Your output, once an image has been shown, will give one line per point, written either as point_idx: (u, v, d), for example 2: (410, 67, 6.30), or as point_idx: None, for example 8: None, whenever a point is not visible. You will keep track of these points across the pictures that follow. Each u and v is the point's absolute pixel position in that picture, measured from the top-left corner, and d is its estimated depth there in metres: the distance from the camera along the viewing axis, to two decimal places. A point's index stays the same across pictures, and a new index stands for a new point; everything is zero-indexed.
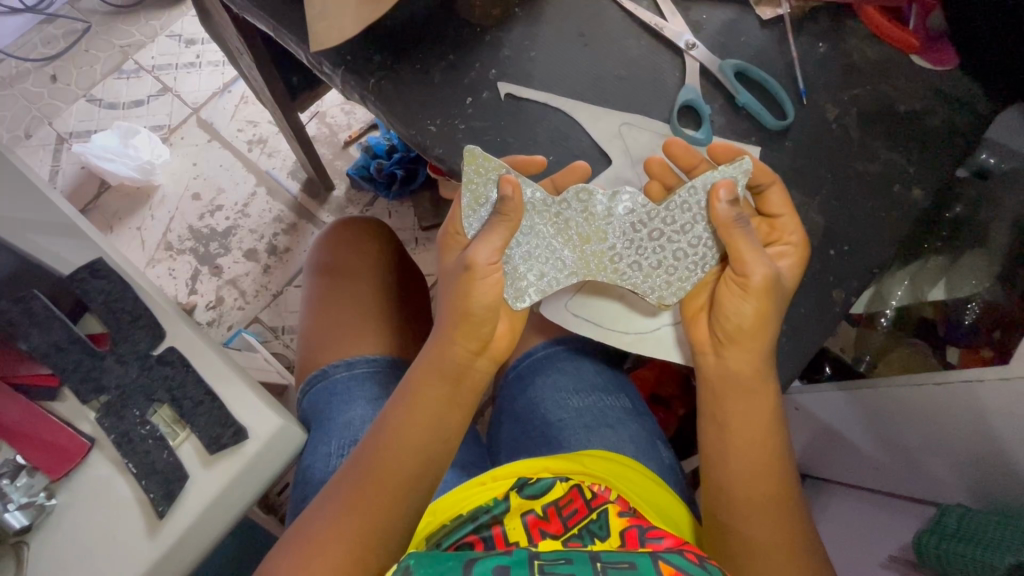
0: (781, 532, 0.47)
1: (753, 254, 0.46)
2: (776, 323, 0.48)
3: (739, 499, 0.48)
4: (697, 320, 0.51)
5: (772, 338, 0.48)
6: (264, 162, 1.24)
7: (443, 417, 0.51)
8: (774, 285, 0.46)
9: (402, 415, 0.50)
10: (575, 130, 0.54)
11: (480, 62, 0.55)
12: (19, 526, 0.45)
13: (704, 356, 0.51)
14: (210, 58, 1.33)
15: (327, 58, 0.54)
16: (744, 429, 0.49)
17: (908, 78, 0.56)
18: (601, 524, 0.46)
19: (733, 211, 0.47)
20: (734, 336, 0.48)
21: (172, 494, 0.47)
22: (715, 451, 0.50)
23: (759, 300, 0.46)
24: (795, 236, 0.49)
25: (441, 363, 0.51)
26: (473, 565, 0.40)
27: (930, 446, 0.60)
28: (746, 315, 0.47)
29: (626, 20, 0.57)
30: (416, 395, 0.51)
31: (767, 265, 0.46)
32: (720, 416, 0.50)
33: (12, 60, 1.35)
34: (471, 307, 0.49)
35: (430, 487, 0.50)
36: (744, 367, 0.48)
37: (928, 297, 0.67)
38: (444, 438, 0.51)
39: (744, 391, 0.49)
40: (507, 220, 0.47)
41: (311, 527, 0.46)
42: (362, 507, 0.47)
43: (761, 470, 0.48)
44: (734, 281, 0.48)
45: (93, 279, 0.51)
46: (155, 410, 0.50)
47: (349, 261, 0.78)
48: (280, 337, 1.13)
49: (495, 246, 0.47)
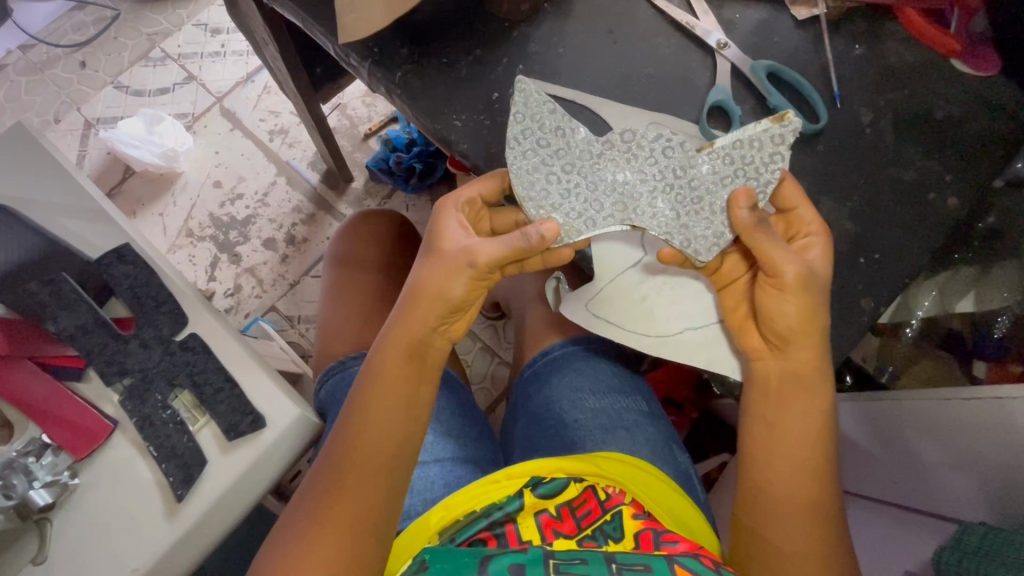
0: (822, 539, 0.47)
1: (777, 251, 0.47)
2: (824, 314, 0.47)
3: (782, 504, 0.48)
4: (748, 333, 0.51)
5: (825, 333, 0.48)
6: (285, 152, 1.24)
7: (410, 400, 0.50)
8: (806, 281, 0.46)
9: (370, 396, 0.49)
10: (601, 127, 0.53)
11: (507, 57, 0.54)
12: (42, 503, 0.46)
13: (760, 360, 0.50)
14: (235, 47, 1.34)
15: (354, 50, 0.54)
16: (793, 434, 0.48)
17: (947, 82, 0.54)
18: (615, 526, 0.49)
19: (754, 216, 0.47)
20: (784, 337, 0.48)
21: (191, 478, 0.47)
22: (760, 454, 0.50)
23: (799, 296, 0.46)
24: (817, 226, 0.48)
25: (410, 346, 0.49)
26: (490, 561, 0.44)
27: (950, 462, 0.58)
28: (790, 314, 0.47)
29: (656, 17, 0.56)
30: (385, 376, 0.49)
31: (796, 264, 0.46)
32: (770, 417, 0.49)
33: (44, 45, 1.37)
34: (448, 295, 0.48)
35: (404, 468, 0.49)
36: (798, 368, 0.48)
37: (957, 309, 0.65)
38: (414, 421, 0.50)
39: (797, 394, 0.48)
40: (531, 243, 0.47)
41: (314, 517, 0.46)
42: (351, 488, 0.47)
43: (806, 476, 0.48)
44: (769, 283, 0.48)
45: (120, 264, 0.52)
46: (176, 395, 0.50)
47: (366, 253, 0.78)
48: (296, 325, 1.14)
49: (502, 257, 0.47)
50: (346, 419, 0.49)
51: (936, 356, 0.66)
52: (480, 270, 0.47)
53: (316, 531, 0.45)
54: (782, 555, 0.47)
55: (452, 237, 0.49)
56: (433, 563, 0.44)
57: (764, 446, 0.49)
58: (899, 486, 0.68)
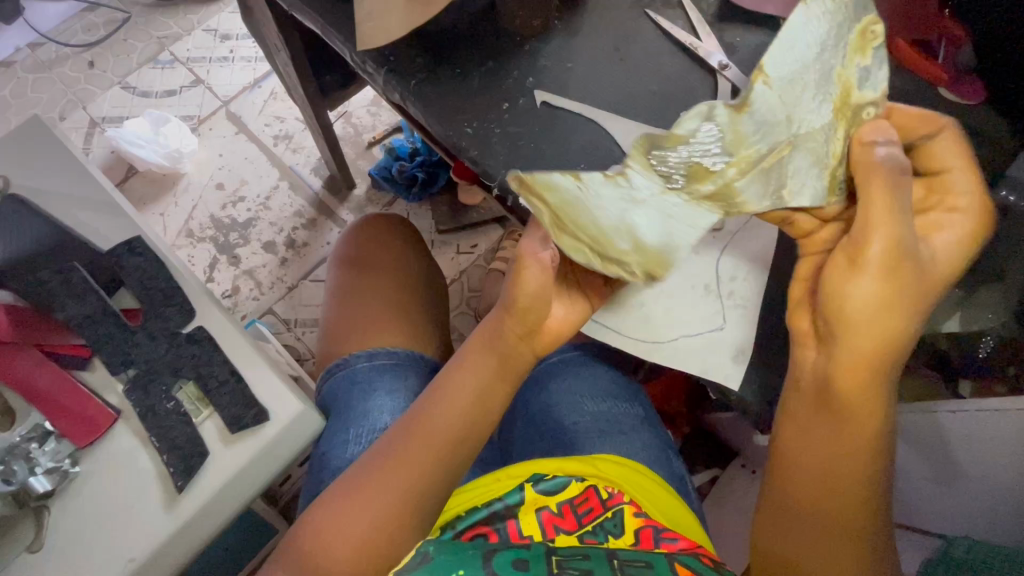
0: (834, 528, 0.46)
1: (881, 220, 0.40)
2: (901, 310, 0.41)
3: (796, 482, 0.47)
4: (798, 314, 0.47)
5: (900, 336, 0.41)
6: (290, 156, 1.26)
7: (489, 393, 0.51)
8: (883, 267, 0.41)
9: (451, 376, 0.51)
10: (607, 140, 0.55)
11: (518, 71, 0.56)
12: (42, 490, 0.47)
13: (803, 352, 0.46)
14: (244, 53, 1.36)
15: (371, 57, 0.57)
16: (826, 443, 0.45)
17: (935, 108, 0.57)
18: (616, 523, 0.50)
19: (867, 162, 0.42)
20: (848, 322, 0.42)
21: (192, 470, 0.48)
22: (793, 458, 0.47)
23: (878, 281, 0.41)
24: (972, 211, 0.43)
25: (493, 343, 0.50)
26: (495, 554, 0.47)
27: (936, 475, 0.60)
28: (865, 296, 0.41)
29: (661, 38, 0.59)
30: (473, 363, 0.51)
31: (876, 258, 0.40)
32: (801, 427, 0.46)
33: (53, 45, 1.39)
34: (525, 305, 0.48)
35: (464, 455, 0.50)
36: (837, 449, 0.45)
37: (945, 328, 0.61)
38: (486, 410, 0.51)
39: (849, 381, 0.43)
40: (955, 208, 0.44)
41: (339, 501, 0.47)
42: (398, 470, 0.48)
43: (848, 466, 0.45)
44: (847, 253, 0.42)
45: (131, 256, 0.53)
46: (180, 386, 0.51)
47: (373, 254, 0.79)
48: (293, 328, 1.14)
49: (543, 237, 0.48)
50: (425, 398, 0.51)
51: (919, 374, 0.66)
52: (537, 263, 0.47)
53: (349, 512, 0.46)
54: (787, 510, 0.48)
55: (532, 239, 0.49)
56: (437, 554, 0.47)
57: (803, 425, 0.46)
58: (885, 500, 0.70)
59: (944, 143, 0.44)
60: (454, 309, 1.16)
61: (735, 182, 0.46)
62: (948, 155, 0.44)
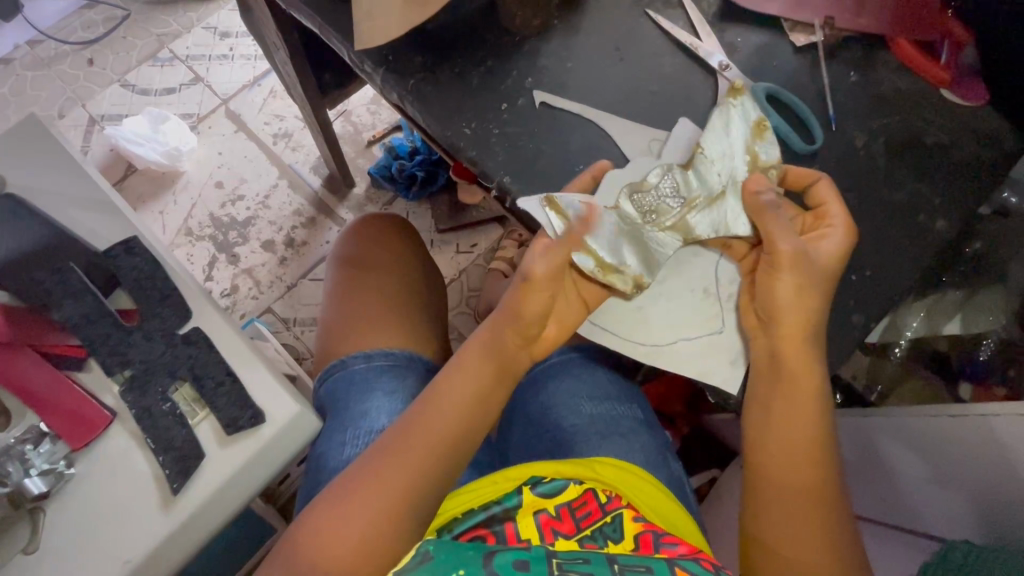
0: (808, 502, 0.47)
1: (781, 232, 0.48)
2: (817, 298, 0.47)
3: (768, 467, 0.49)
4: (744, 309, 0.51)
5: (818, 317, 0.48)
6: (289, 155, 1.26)
7: (486, 397, 0.51)
8: (795, 274, 0.47)
9: (444, 384, 0.51)
10: (606, 141, 0.54)
11: (517, 70, 0.56)
12: (37, 491, 0.46)
13: (754, 342, 0.50)
14: (244, 51, 1.36)
15: (369, 56, 0.56)
16: (785, 417, 0.48)
17: (937, 109, 0.56)
18: (615, 527, 0.50)
19: (766, 198, 0.49)
20: (773, 314, 0.48)
21: (188, 471, 0.48)
22: (756, 438, 0.50)
23: (791, 275, 0.47)
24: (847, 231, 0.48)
25: (495, 350, 0.50)
26: (495, 555, 0.45)
27: (937, 478, 0.59)
28: (782, 291, 0.47)
29: (661, 38, 0.58)
30: (467, 370, 0.51)
31: (795, 249, 0.47)
32: (762, 403, 0.49)
33: (52, 42, 1.39)
34: (529, 317, 0.48)
35: (461, 460, 0.50)
36: (790, 424, 0.48)
37: (945, 331, 0.67)
38: (483, 413, 0.51)
39: (791, 351, 0.48)
40: (832, 226, 0.48)
41: (333, 505, 0.47)
42: (391, 472, 0.48)
43: (800, 441, 0.48)
44: (766, 264, 0.49)
45: (127, 256, 0.53)
46: (176, 387, 0.51)
47: (372, 254, 0.79)
48: (291, 327, 1.14)
49: (554, 260, 0.48)
50: (421, 403, 0.51)
51: (923, 377, 0.67)
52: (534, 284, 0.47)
53: (345, 514, 0.46)
54: (760, 495, 0.49)
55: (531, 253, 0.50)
56: (436, 554, 0.45)
57: (765, 407, 0.49)
58: (886, 503, 0.69)
59: (827, 183, 0.50)
60: (454, 308, 1.16)
61: (688, 216, 0.52)
62: (829, 195, 0.49)
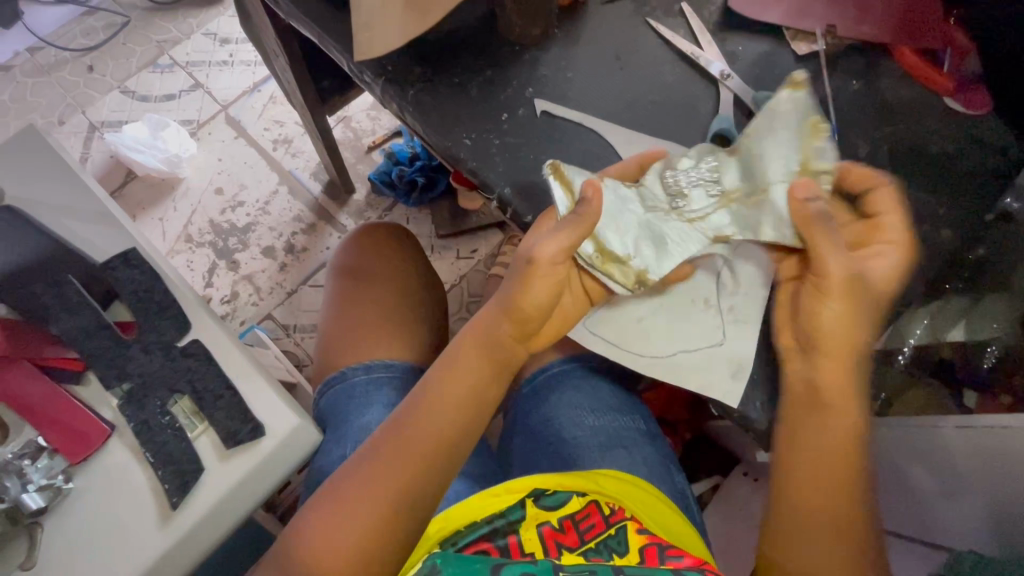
0: (839, 534, 0.47)
1: (831, 249, 0.46)
2: (865, 323, 0.47)
3: (799, 498, 0.48)
4: (782, 329, 0.50)
5: (864, 343, 0.47)
6: (289, 162, 1.25)
7: (483, 390, 0.51)
8: (843, 299, 0.46)
9: (437, 388, 0.50)
10: (606, 152, 0.54)
11: (517, 80, 0.56)
12: (35, 506, 0.46)
13: (789, 365, 0.49)
14: (243, 57, 1.36)
15: (369, 67, 0.56)
16: (817, 447, 0.47)
17: (940, 118, 0.56)
18: (619, 540, 0.49)
19: (815, 207, 0.45)
20: (820, 340, 0.47)
21: (187, 486, 0.47)
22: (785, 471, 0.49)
23: (843, 302, 0.46)
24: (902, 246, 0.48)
25: (488, 343, 0.50)
26: (501, 568, 0.45)
27: (946, 488, 0.59)
28: (832, 319, 0.46)
29: (662, 47, 0.58)
30: (461, 365, 0.50)
31: (852, 269, 0.46)
32: (789, 434, 0.48)
33: (52, 48, 1.39)
34: (529, 306, 0.48)
35: (457, 457, 0.50)
36: (819, 454, 0.47)
37: (950, 338, 0.62)
38: (479, 407, 0.51)
39: (829, 379, 0.47)
40: (889, 243, 0.48)
41: (330, 520, 0.47)
42: (386, 474, 0.48)
43: (841, 467, 0.47)
44: (815, 284, 0.47)
45: (125, 268, 0.52)
46: (175, 400, 0.50)
47: (372, 264, 0.79)
48: (291, 334, 1.13)
49: (563, 246, 0.46)
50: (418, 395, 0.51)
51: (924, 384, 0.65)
52: (536, 269, 0.46)
53: (341, 524, 0.46)
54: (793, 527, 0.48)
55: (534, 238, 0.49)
56: (443, 568, 0.45)
57: (792, 437, 0.48)
58: (892, 512, 0.69)
59: (889, 190, 0.49)
60: (454, 314, 1.16)
61: (717, 212, 0.51)
62: (886, 203, 0.49)
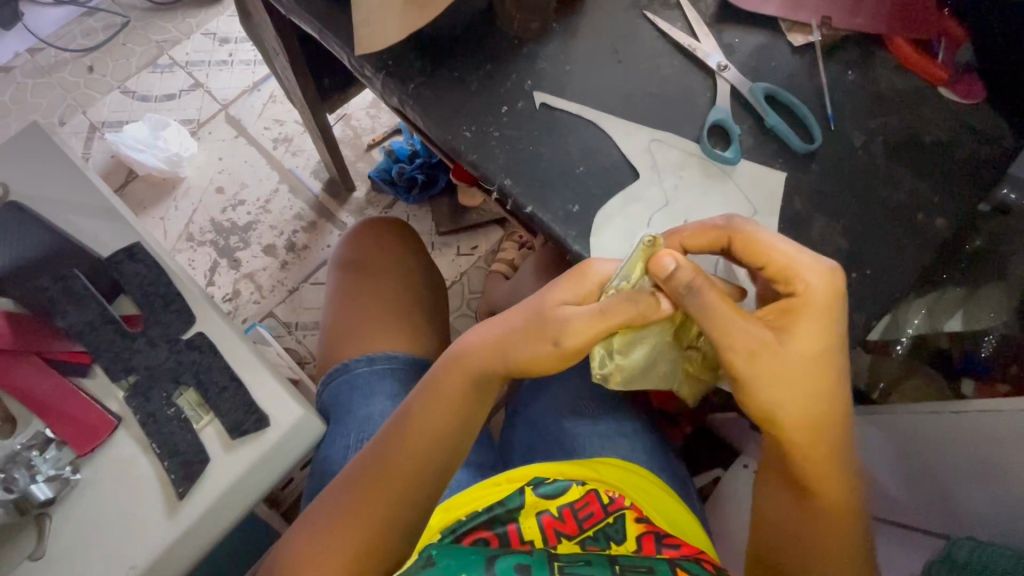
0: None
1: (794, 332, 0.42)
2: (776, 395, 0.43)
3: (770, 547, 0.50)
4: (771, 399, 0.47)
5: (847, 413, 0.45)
6: (289, 160, 1.26)
7: (467, 416, 0.50)
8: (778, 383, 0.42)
9: (423, 414, 0.50)
10: (605, 143, 0.54)
11: (516, 74, 0.56)
12: (43, 497, 0.46)
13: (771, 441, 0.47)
14: (243, 56, 1.36)
15: (369, 62, 0.57)
16: (780, 507, 0.49)
17: (935, 107, 0.57)
18: (618, 529, 0.50)
19: (679, 278, 0.41)
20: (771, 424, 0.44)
21: (192, 476, 0.48)
22: (763, 524, 0.50)
23: (757, 386, 0.42)
24: (816, 295, 0.43)
25: (470, 374, 0.49)
26: (496, 559, 0.45)
27: (943, 475, 0.59)
28: (803, 407, 0.43)
29: (660, 39, 0.58)
30: (443, 396, 0.50)
31: (758, 336, 0.41)
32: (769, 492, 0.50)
33: (52, 49, 1.39)
34: (522, 366, 0.46)
35: (442, 477, 0.50)
36: (776, 513, 0.49)
37: (945, 328, 0.67)
38: (463, 432, 0.51)
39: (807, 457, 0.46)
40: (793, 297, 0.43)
41: (331, 524, 0.48)
42: (374, 496, 0.48)
43: (805, 507, 0.47)
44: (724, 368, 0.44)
45: (130, 262, 0.53)
46: (180, 392, 0.51)
47: (374, 257, 0.79)
48: (293, 332, 1.14)
49: (600, 331, 0.43)
50: (400, 424, 0.51)
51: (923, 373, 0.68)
52: (563, 350, 0.44)
53: (328, 537, 0.48)
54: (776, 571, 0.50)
55: (558, 299, 0.45)
56: (439, 559, 0.45)
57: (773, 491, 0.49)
58: (890, 502, 0.70)
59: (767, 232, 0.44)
60: (455, 311, 1.16)
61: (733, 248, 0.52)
62: (769, 247, 0.44)
